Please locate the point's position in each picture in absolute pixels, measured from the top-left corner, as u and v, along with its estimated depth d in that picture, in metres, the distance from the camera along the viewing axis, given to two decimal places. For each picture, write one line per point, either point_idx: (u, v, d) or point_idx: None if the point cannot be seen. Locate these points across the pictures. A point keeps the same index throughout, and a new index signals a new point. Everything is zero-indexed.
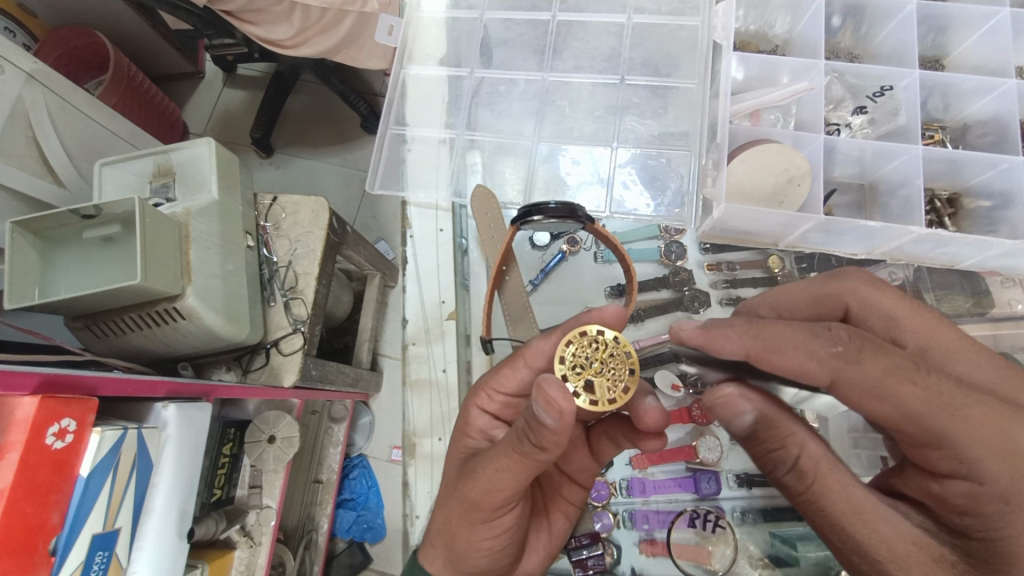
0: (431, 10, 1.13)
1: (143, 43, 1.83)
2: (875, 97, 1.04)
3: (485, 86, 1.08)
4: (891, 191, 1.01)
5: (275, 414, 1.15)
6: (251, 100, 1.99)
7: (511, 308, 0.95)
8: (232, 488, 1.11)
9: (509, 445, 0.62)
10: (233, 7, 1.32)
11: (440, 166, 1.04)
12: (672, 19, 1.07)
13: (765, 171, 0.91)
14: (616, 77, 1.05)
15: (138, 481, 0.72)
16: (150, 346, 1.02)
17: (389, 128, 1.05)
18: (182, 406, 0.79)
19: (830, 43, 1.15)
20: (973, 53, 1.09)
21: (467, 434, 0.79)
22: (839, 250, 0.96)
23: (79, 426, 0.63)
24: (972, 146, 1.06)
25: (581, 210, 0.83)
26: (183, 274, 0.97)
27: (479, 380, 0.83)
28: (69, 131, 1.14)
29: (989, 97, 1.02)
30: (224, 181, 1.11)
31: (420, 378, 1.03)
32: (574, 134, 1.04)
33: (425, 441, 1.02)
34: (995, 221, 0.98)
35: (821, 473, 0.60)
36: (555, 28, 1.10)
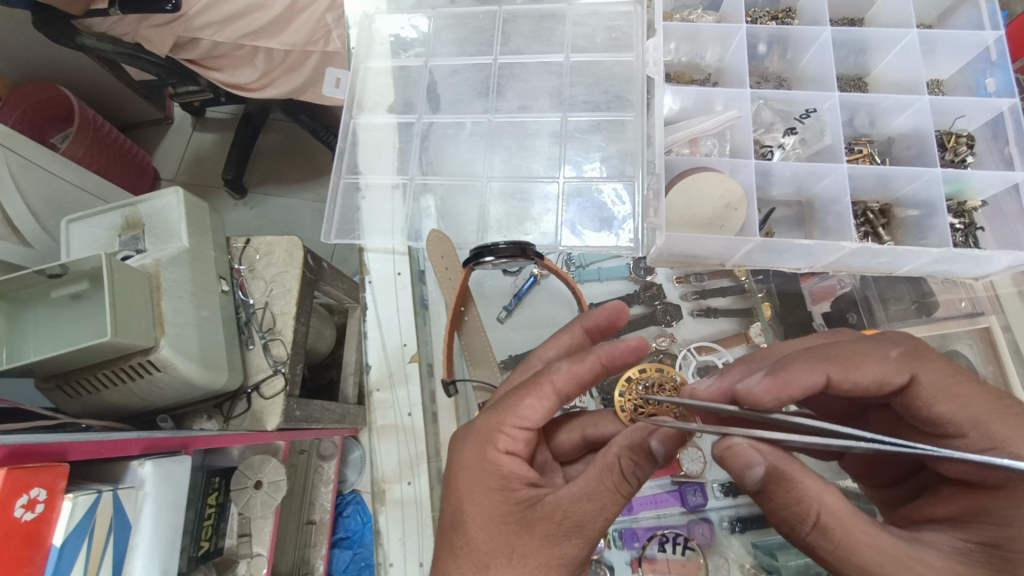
0: (378, 58, 1.14)
1: (108, 94, 1.84)
2: (802, 119, 1.08)
3: (436, 130, 1.10)
4: (827, 208, 1.04)
5: (259, 458, 1.14)
6: (220, 142, 2.00)
7: (473, 350, 0.93)
8: (220, 539, 1.08)
9: (613, 489, 0.62)
10: (195, 55, 1.36)
11: (394, 211, 1.05)
12: (609, 54, 1.08)
13: (702, 198, 0.94)
14: (559, 114, 1.06)
15: (116, 544, 0.70)
16: (125, 401, 1.00)
17: (342, 177, 1.06)
18: (158, 462, 0.78)
19: (758, 69, 1.19)
20: (892, 72, 1.14)
21: (495, 482, 0.64)
22: (783, 265, 0.98)
23: (50, 494, 0.61)
24: (899, 159, 1.10)
25: (532, 246, 0.85)
26: (156, 326, 0.97)
27: (489, 420, 0.67)
28: (34, 189, 1.14)
29: (909, 111, 1.05)
30: (194, 228, 1.11)
31: (386, 423, 1.03)
32: (524, 174, 1.05)
33: (394, 487, 1.01)
34: (924, 230, 1.01)
35: (845, 524, 0.54)
36: (498, 71, 1.11)
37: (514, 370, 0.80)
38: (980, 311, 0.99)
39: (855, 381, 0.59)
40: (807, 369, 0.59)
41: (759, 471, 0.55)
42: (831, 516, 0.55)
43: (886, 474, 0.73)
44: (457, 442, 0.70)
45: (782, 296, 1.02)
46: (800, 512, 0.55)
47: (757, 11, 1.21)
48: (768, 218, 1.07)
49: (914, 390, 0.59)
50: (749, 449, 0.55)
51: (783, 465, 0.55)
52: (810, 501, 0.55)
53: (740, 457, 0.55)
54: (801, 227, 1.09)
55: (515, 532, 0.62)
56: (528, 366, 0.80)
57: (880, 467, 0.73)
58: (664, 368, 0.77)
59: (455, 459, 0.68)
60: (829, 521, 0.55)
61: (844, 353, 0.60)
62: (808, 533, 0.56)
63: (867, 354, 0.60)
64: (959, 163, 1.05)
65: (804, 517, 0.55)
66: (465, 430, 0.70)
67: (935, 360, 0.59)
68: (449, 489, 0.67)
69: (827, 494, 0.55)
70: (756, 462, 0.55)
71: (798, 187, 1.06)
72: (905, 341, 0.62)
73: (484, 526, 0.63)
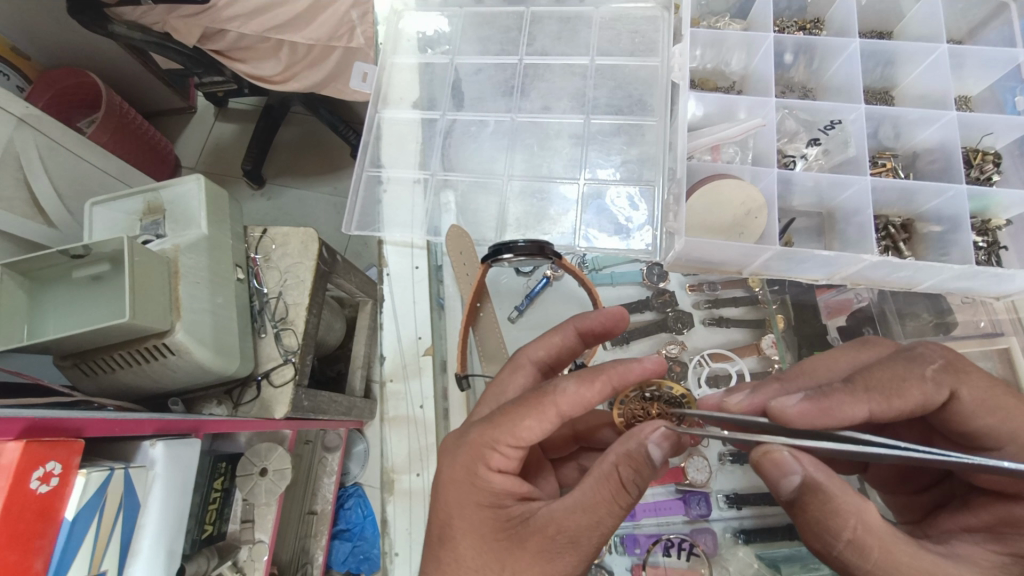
0: (405, 54, 1.16)
1: (134, 81, 1.87)
2: (828, 130, 1.07)
3: (458, 127, 1.11)
4: (850, 219, 1.02)
5: (265, 446, 1.16)
6: (241, 132, 2.03)
7: (487, 344, 0.96)
8: (223, 524, 1.10)
9: (607, 503, 0.60)
10: (222, 45, 1.39)
11: (415, 206, 1.06)
12: (635, 59, 1.10)
13: (724, 204, 0.93)
14: (582, 116, 1.07)
15: (125, 522, 0.72)
16: (139, 383, 1.02)
17: (366, 170, 1.09)
18: (170, 444, 0.79)
19: (784, 78, 1.19)
20: (921, 85, 1.11)
21: (484, 498, 0.66)
22: (801, 275, 0.96)
23: (65, 468, 0.63)
24: (923, 173, 1.08)
25: (550, 246, 0.86)
26: (172, 311, 0.98)
27: (478, 436, 0.66)
28: (60, 171, 1.16)
29: (934, 127, 1.03)
30: (213, 216, 1.12)
31: (398, 414, 1.03)
32: (545, 172, 1.05)
33: (403, 477, 1.02)
34: (947, 245, 0.99)
35: (883, 538, 0.54)
36: (523, 71, 1.13)
37: (503, 369, 0.78)
38: (1000, 331, 0.96)
39: (897, 408, 0.60)
40: (853, 404, 0.58)
41: (796, 479, 0.54)
42: (869, 531, 0.54)
43: (915, 482, 0.76)
44: (445, 455, 0.70)
45: (797, 307, 1.01)
46: (838, 527, 0.55)
47: (785, 21, 1.21)
48: (787, 227, 1.05)
49: (956, 406, 0.62)
50: (788, 457, 0.54)
51: (821, 476, 0.55)
52: (848, 515, 0.55)
53: (779, 467, 0.54)
54: (820, 238, 1.08)
55: (505, 548, 0.63)
56: (518, 367, 0.77)
57: (909, 475, 0.77)
58: (672, 386, 0.75)
59: (444, 472, 0.69)
60: (866, 537, 0.54)
61: (883, 379, 0.60)
62: (842, 548, 0.55)
63: (907, 378, 0.60)
64: (985, 181, 1.03)
65: (841, 531, 0.55)
66: (454, 441, 0.70)
67: (975, 373, 0.63)
68: (440, 502, 0.69)
69: (866, 507, 0.55)
70: (791, 470, 0.54)
71: (819, 198, 1.05)
72: (940, 358, 0.63)
73: (474, 542, 0.64)
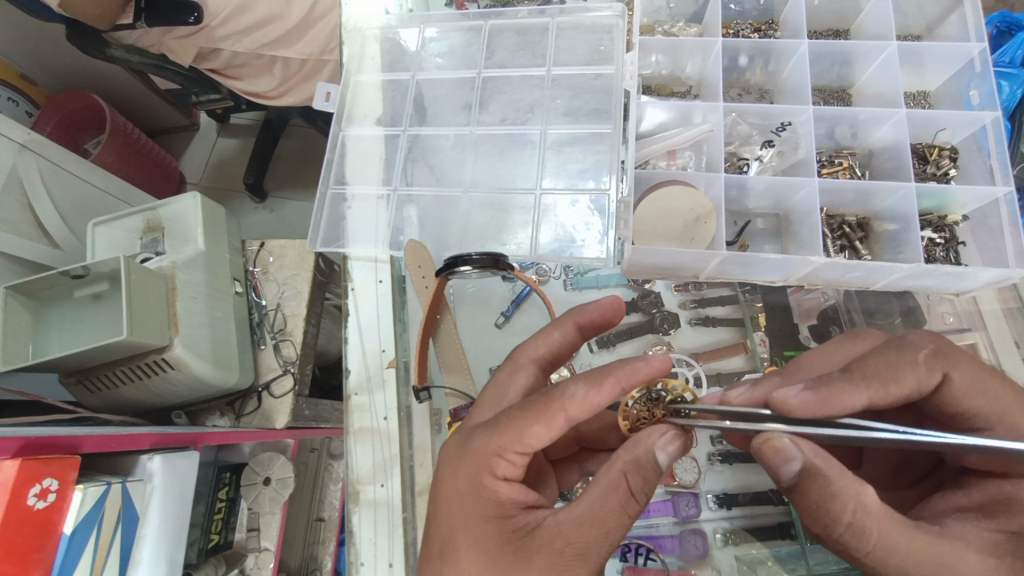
0: (370, 71, 1.00)
1: (137, 102, 1.92)
2: (779, 132, 1.03)
3: (420, 143, 0.96)
4: (801, 221, 0.97)
5: (268, 456, 1.18)
6: (242, 147, 2.07)
7: (445, 356, 0.79)
8: (229, 533, 1.12)
9: (618, 514, 0.54)
10: (218, 64, 1.42)
11: (380, 222, 0.91)
12: (588, 68, 0.95)
13: (671, 212, 0.87)
14: (537, 131, 0.93)
15: (123, 535, 0.74)
16: (141, 397, 1.05)
17: (329, 188, 0.94)
18: (167, 457, 0.81)
19: (740, 80, 1.15)
20: (875, 83, 1.07)
21: (490, 509, 0.58)
22: (756, 278, 0.91)
23: (61, 483, 0.65)
24: (878, 171, 1.04)
25: (505, 257, 0.76)
26: (170, 326, 1.01)
27: (482, 441, 0.59)
28: (63, 194, 1.20)
29: (887, 125, 0.99)
30: (210, 233, 1.15)
31: (362, 428, 0.81)
32: (517, 182, 0.91)
33: (367, 488, 0.78)
34: (902, 244, 0.95)
35: (884, 526, 0.50)
36: (482, 84, 0.98)
37: (502, 368, 0.70)
38: (967, 326, 0.91)
39: (895, 395, 0.55)
40: (851, 393, 0.55)
41: (796, 465, 0.50)
42: (871, 518, 0.50)
43: (908, 475, 0.69)
44: (445, 462, 0.62)
45: (771, 308, 0.95)
46: (837, 510, 0.50)
47: (740, 23, 1.17)
48: (743, 230, 1.01)
49: (947, 390, 0.56)
50: (787, 442, 0.50)
51: (820, 461, 0.50)
52: (848, 497, 0.50)
53: (778, 455, 0.50)
54: (777, 240, 1.04)
55: (510, 564, 0.54)
56: (517, 367, 0.69)
57: (901, 469, 0.70)
58: (677, 385, 0.66)
59: (444, 481, 0.61)
60: (866, 521, 0.50)
61: (877, 367, 0.56)
62: (842, 535, 0.51)
63: (901, 363, 0.55)
64: (943, 176, 0.98)
65: (843, 515, 0.50)
66: (456, 447, 0.62)
67: (964, 355, 0.56)
68: (438, 514, 0.61)
69: (864, 489, 0.51)
70: (791, 455, 0.50)
71: (775, 200, 1.00)
72: (932, 341, 0.57)
73: (476, 558, 0.56)
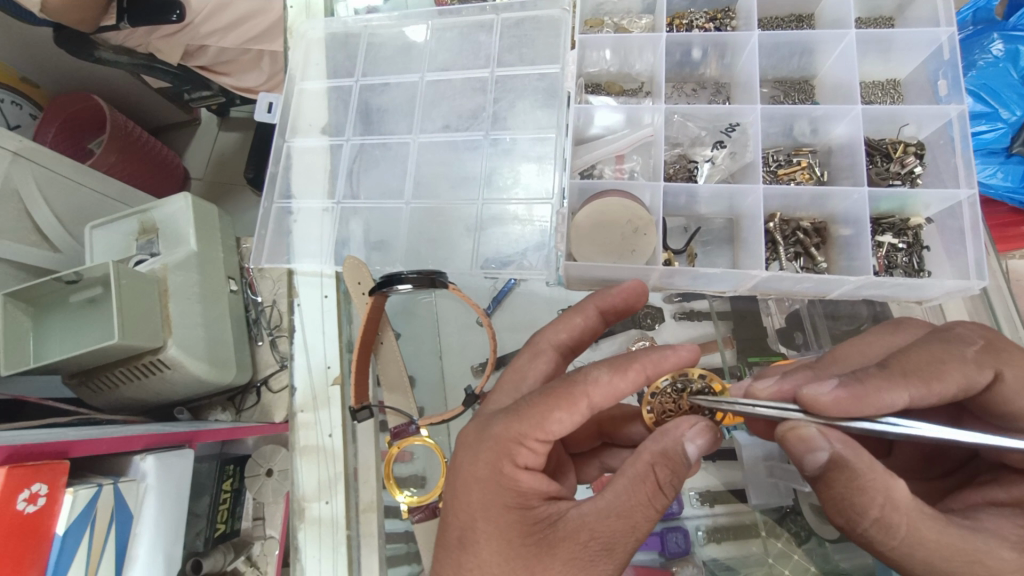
0: (314, 79, 1.02)
1: (138, 100, 1.93)
2: (729, 133, 0.99)
3: (365, 152, 0.99)
4: (750, 228, 0.92)
5: (270, 448, 1.21)
6: (243, 141, 2.07)
7: (386, 374, 0.80)
8: (236, 521, 1.13)
9: (645, 506, 0.52)
10: (205, 61, 1.40)
11: (324, 235, 0.93)
12: (533, 68, 0.96)
13: (610, 225, 0.83)
14: (480, 134, 0.95)
15: (118, 532, 0.77)
16: (142, 395, 1.09)
17: (273, 203, 0.95)
18: (160, 456, 0.84)
19: (696, 75, 1.10)
20: (834, 73, 1.01)
21: (511, 499, 0.56)
22: (708, 288, 0.88)
23: (52, 488, 0.68)
24: (836, 170, 1.00)
25: (440, 275, 0.76)
26: (164, 327, 1.03)
27: (503, 428, 0.56)
28: (60, 199, 1.22)
29: (846, 121, 0.94)
30: (203, 234, 1.16)
31: (308, 444, 0.81)
32: (465, 186, 0.94)
33: (312, 505, 0.78)
34: (856, 249, 0.90)
35: (915, 523, 0.48)
36: (425, 88, 1.00)
37: (522, 353, 0.68)
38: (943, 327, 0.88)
39: (936, 393, 0.50)
40: (892, 390, 0.49)
41: (823, 456, 0.48)
42: (898, 512, 0.48)
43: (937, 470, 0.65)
44: (462, 450, 0.59)
45: (735, 312, 0.92)
46: (863, 504, 0.48)
47: (692, 12, 1.10)
48: (692, 238, 0.97)
49: (998, 387, 0.53)
50: (812, 429, 0.49)
51: (850, 451, 0.48)
52: (875, 489, 0.48)
53: (804, 443, 0.49)
54: (729, 248, 0.99)
55: (533, 556, 0.53)
56: (539, 351, 0.67)
57: (932, 461, 0.66)
58: (700, 373, 0.66)
59: (462, 468, 0.58)
60: (894, 516, 0.48)
61: (921, 362, 0.51)
62: (868, 530, 0.49)
63: (947, 358, 0.51)
64: (907, 175, 0.95)
65: (869, 509, 0.48)
66: (475, 434, 0.59)
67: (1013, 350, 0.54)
68: (455, 504, 0.58)
69: (894, 482, 0.48)
70: (818, 443, 0.49)
71: (727, 203, 0.95)
72: (978, 338, 0.54)
73: (498, 551, 0.54)
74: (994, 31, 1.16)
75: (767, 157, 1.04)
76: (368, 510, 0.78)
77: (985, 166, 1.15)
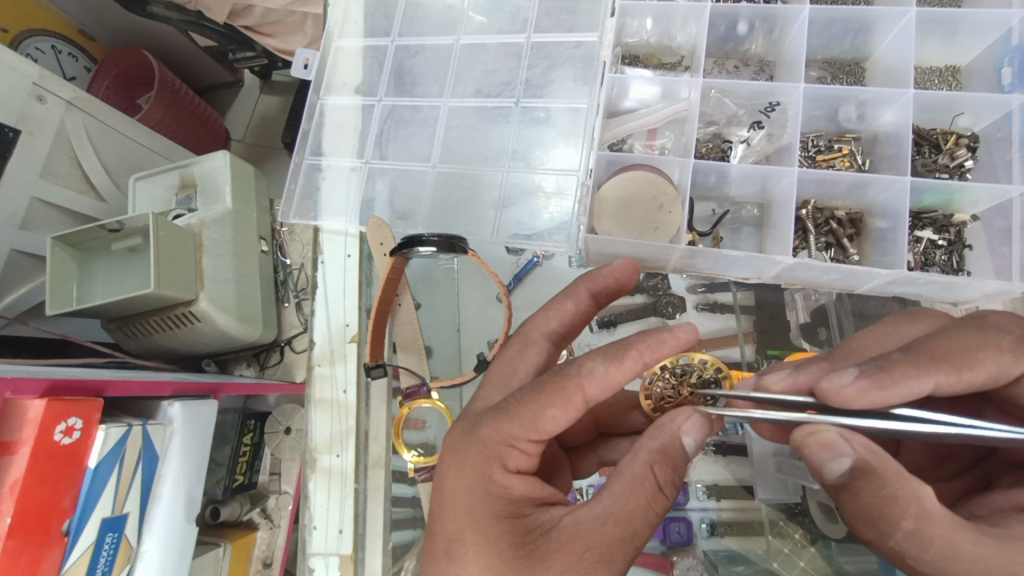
0: (351, 37, 1.02)
1: (185, 59, 1.98)
2: (768, 112, 0.96)
3: (396, 114, 0.99)
4: (779, 215, 0.89)
5: (291, 406, 1.20)
6: (283, 105, 2.10)
7: (402, 336, 0.86)
8: (253, 474, 1.15)
9: (642, 512, 0.52)
10: (251, 22, 1.42)
11: (350, 194, 0.95)
12: (571, 35, 0.94)
13: (636, 201, 0.82)
14: (511, 101, 0.94)
15: (145, 470, 0.81)
16: (174, 345, 1.13)
17: (303, 159, 0.96)
18: (187, 404, 0.87)
19: (739, 51, 1.05)
20: (890, 56, 0.96)
21: (501, 507, 0.55)
22: (729, 273, 0.86)
23: (86, 423, 0.72)
24: (879, 159, 0.95)
25: (460, 240, 0.77)
26: (197, 280, 1.06)
27: (490, 431, 0.55)
28: (108, 150, 1.26)
29: (894, 107, 0.90)
30: (238, 192, 1.19)
31: (322, 398, 0.85)
32: (495, 158, 0.93)
33: (323, 457, 0.82)
34: (889, 244, 0.87)
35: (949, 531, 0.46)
36: (459, 53, 0.99)
37: (510, 345, 0.67)
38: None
39: (965, 381, 0.51)
40: (917, 377, 0.49)
41: (846, 462, 0.47)
42: (936, 526, 0.46)
43: (948, 467, 0.65)
44: (449, 456, 0.59)
45: (759, 305, 0.91)
46: (896, 515, 0.46)
47: None
48: (718, 222, 0.94)
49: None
50: (835, 434, 0.47)
51: (877, 456, 0.47)
52: (907, 500, 0.46)
53: (822, 452, 0.47)
54: (757, 233, 0.97)
55: (526, 568, 0.52)
56: (528, 343, 0.66)
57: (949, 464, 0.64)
58: (705, 360, 0.64)
59: (450, 476, 0.58)
60: (931, 529, 0.46)
61: (946, 351, 0.51)
62: (901, 546, 0.47)
63: (978, 347, 0.51)
64: (954, 169, 0.90)
65: (902, 520, 0.46)
66: (462, 436, 0.59)
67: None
68: (444, 514, 0.58)
69: (926, 491, 0.47)
70: (841, 449, 0.47)
71: (759, 187, 0.92)
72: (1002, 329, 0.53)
73: (490, 562, 0.54)
74: None
75: (806, 142, 1.00)
76: (375, 466, 0.82)
77: None
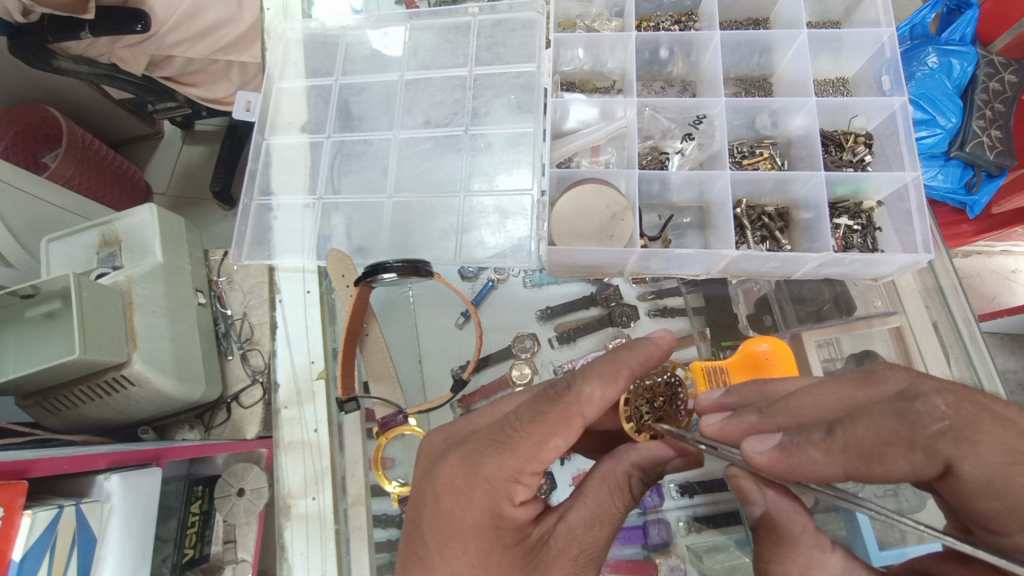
0: (292, 78, 1.03)
1: (98, 113, 1.87)
2: (696, 125, 1.06)
3: (345, 149, 1.00)
4: (718, 213, 0.97)
5: (241, 466, 1.07)
6: (210, 153, 2.03)
7: (374, 366, 0.83)
8: (205, 546, 1.03)
9: (621, 506, 0.57)
10: (172, 71, 1.38)
11: (305, 231, 0.94)
12: (510, 66, 0.99)
13: (587, 211, 0.88)
14: (460, 128, 0.97)
15: (80, 557, 0.73)
16: (103, 415, 1.03)
17: (252, 199, 0.95)
18: (125, 475, 0.80)
19: (663, 73, 1.15)
20: (790, 71, 1.09)
21: (508, 537, 0.52)
22: (682, 270, 0.93)
23: (8, 511, 0.63)
24: (795, 160, 1.06)
25: (425, 263, 0.80)
26: (128, 341, 0.98)
27: (497, 467, 0.50)
28: (14, 212, 1.17)
29: (803, 113, 1.01)
30: (169, 245, 1.13)
31: (293, 440, 0.80)
32: (447, 186, 0.94)
33: (299, 502, 0.77)
34: (815, 232, 0.97)
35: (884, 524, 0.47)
36: (405, 87, 1.02)
37: None
38: (893, 308, 0.92)
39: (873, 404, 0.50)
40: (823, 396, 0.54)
41: (757, 509, 0.51)
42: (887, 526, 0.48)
43: None
44: (447, 495, 0.53)
45: (709, 303, 0.96)
46: None
47: (659, 15, 1.17)
48: (665, 225, 1.01)
49: None
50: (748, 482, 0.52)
51: (783, 508, 0.50)
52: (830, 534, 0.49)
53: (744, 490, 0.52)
54: (700, 233, 1.04)
55: None
56: None
57: None
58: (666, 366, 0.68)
59: (450, 513, 0.52)
60: None
61: (866, 439, 0.42)
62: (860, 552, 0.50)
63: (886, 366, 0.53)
64: (858, 163, 1.02)
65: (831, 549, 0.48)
66: (460, 469, 0.52)
67: (988, 420, 0.41)
68: (444, 550, 0.53)
69: None
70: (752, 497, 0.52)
71: (697, 191, 1.00)
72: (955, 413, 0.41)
73: None
74: (931, 45, 1.25)
75: (732, 148, 1.09)
76: (357, 503, 0.78)
77: (930, 168, 1.25)
